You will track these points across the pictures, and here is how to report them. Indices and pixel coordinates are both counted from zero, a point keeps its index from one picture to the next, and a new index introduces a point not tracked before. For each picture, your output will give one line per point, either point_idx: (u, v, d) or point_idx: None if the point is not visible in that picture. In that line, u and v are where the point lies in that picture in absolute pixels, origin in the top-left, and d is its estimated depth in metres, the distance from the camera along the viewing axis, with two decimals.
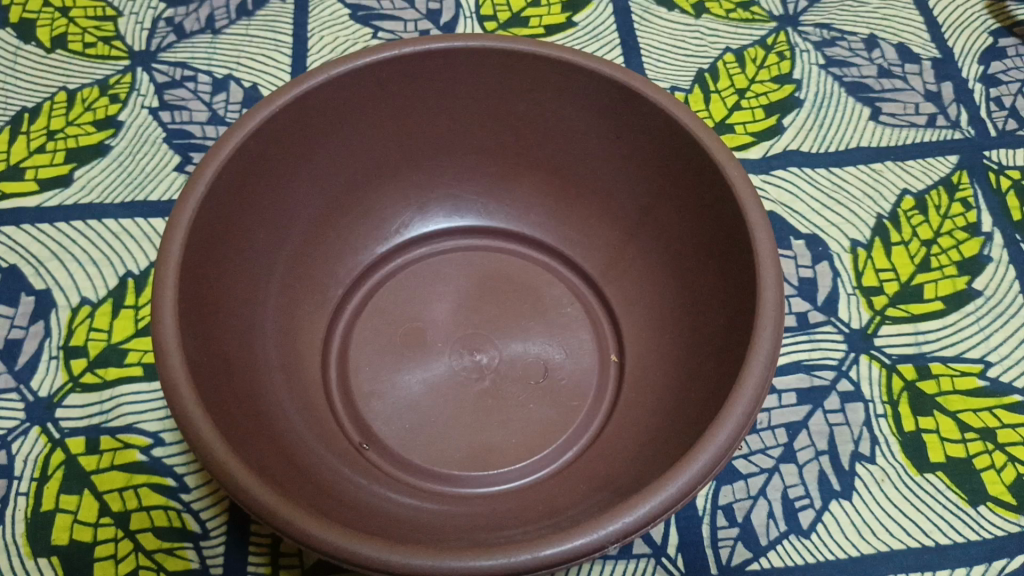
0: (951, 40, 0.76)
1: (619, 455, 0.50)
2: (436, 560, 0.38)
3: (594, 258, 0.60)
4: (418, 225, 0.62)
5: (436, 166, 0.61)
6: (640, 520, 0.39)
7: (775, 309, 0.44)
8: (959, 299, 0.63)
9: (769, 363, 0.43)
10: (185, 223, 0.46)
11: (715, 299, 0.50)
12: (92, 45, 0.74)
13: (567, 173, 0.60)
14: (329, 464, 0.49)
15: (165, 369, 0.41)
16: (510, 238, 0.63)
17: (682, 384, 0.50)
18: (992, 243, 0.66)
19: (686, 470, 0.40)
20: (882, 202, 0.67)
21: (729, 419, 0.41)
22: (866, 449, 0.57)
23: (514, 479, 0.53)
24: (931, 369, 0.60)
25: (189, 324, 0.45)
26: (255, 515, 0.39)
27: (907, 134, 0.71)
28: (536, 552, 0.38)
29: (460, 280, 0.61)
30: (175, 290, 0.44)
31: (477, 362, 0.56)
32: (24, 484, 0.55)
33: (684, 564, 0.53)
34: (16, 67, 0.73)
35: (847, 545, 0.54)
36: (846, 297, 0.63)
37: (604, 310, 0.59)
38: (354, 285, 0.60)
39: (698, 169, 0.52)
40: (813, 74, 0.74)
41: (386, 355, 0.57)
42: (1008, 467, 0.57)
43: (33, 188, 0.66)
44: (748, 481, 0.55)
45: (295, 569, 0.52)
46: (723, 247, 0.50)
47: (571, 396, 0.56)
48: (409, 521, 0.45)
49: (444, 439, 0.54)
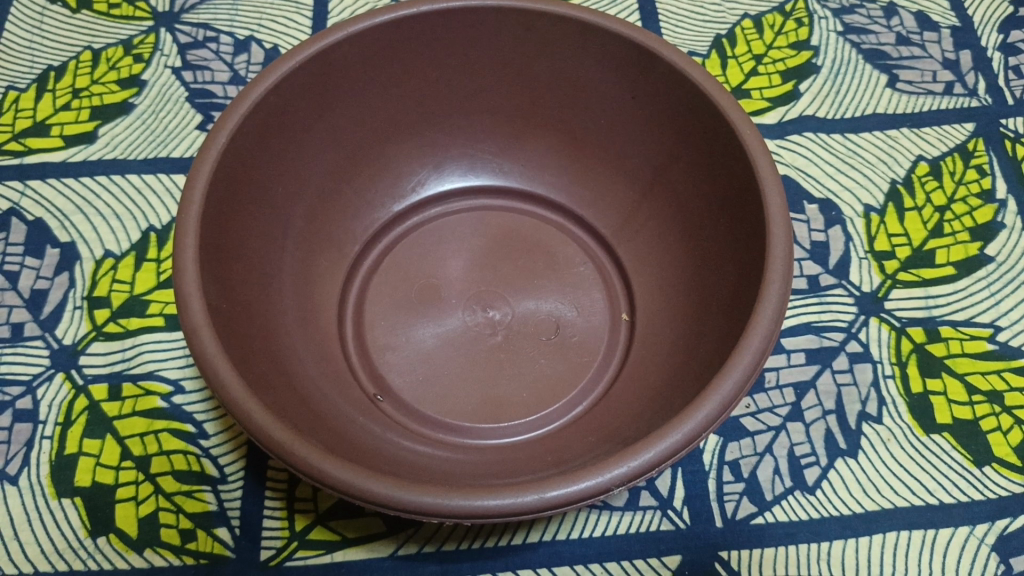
0: (971, 8, 0.76)
1: (628, 408, 0.50)
2: (445, 500, 0.38)
3: (607, 218, 0.61)
4: (434, 184, 0.64)
5: (452, 121, 0.61)
6: (646, 464, 0.40)
7: (785, 264, 0.45)
8: (971, 264, 0.63)
9: (776, 316, 0.43)
10: (206, 172, 0.47)
11: (724, 256, 0.51)
12: (116, 6, 0.75)
13: (584, 129, 0.60)
14: (342, 410, 0.50)
15: (185, 313, 0.42)
16: (526, 198, 0.64)
17: (692, 339, 0.50)
18: (1006, 210, 0.66)
19: (691, 417, 0.41)
20: (896, 167, 0.68)
21: (735, 369, 0.42)
22: (873, 409, 0.58)
23: (524, 432, 0.54)
24: (940, 332, 0.60)
25: (209, 272, 0.46)
26: (271, 454, 0.40)
27: (924, 102, 0.71)
28: (543, 493, 0.39)
29: (474, 238, 0.62)
30: (196, 236, 0.44)
31: (489, 318, 0.57)
32: (48, 428, 0.56)
33: (689, 517, 0.54)
34: (42, 26, 0.74)
35: (852, 502, 0.55)
36: (857, 261, 0.63)
37: (615, 269, 0.60)
38: (371, 242, 0.61)
39: (709, 128, 0.52)
40: (831, 41, 0.74)
41: (401, 310, 0.58)
42: (1015, 429, 0.57)
43: (59, 144, 0.68)
44: (755, 438, 0.56)
45: (309, 514, 0.53)
46: (735, 204, 0.50)
47: (582, 352, 0.57)
48: (420, 465, 0.46)
49: (456, 390, 0.55)
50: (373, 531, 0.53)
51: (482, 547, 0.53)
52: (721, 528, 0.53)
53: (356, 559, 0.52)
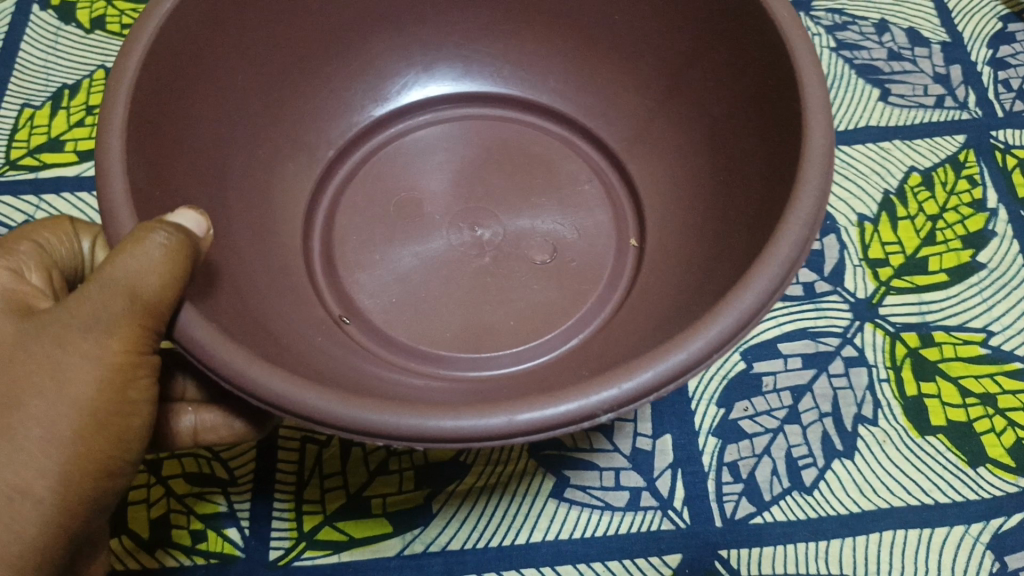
0: (961, 24, 0.78)
1: (635, 330, 0.47)
2: (390, 419, 0.35)
3: (618, 131, 0.61)
4: (420, 87, 0.64)
5: (435, 78, 0.64)
6: (644, 385, 0.35)
7: (822, 162, 0.41)
8: (963, 271, 0.65)
9: (808, 223, 0.39)
10: (142, 47, 0.45)
11: (752, 163, 0.47)
12: (129, 26, 0.77)
13: (572, 99, 0.62)
14: (298, 330, 0.48)
15: (103, 174, 0.40)
16: (525, 108, 0.64)
17: (712, 255, 0.47)
18: (997, 219, 0.67)
19: (709, 327, 0.36)
20: (889, 178, 0.69)
21: (761, 279, 0.38)
22: (869, 412, 0.59)
23: (509, 363, 0.52)
24: (934, 337, 0.62)
25: (139, 146, 0.43)
26: (191, 353, 0.37)
27: (916, 115, 0.73)
28: (513, 415, 0.35)
29: (465, 146, 0.63)
30: (126, 104, 0.43)
31: (476, 236, 0.57)
32: None
33: (689, 518, 0.55)
34: (57, 46, 0.76)
35: (849, 501, 0.56)
36: (852, 268, 0.65)
37: (624, 185, 0.60)
38: (348, 150, 0.62)
39: (751, 27, 0.48)
40: (825, 57, 0.76)
41: (376, 226, 0.59)
42: (1008, 431, 0.58)
43: (73, 159, 0.70)
44: (753, 440, 0.57)
45: (317, 516, 0.55)
46: (768, 99, 0.47)
47: (582, 280, 0.56)
48: (388, 389, 0.43)
49: (435, 318, 0.54)
50: (380, 532, 0.55)
51: (487, 548, 0.54)
52: (721, 528, 0.55)
53: (364, 558, 0.54)
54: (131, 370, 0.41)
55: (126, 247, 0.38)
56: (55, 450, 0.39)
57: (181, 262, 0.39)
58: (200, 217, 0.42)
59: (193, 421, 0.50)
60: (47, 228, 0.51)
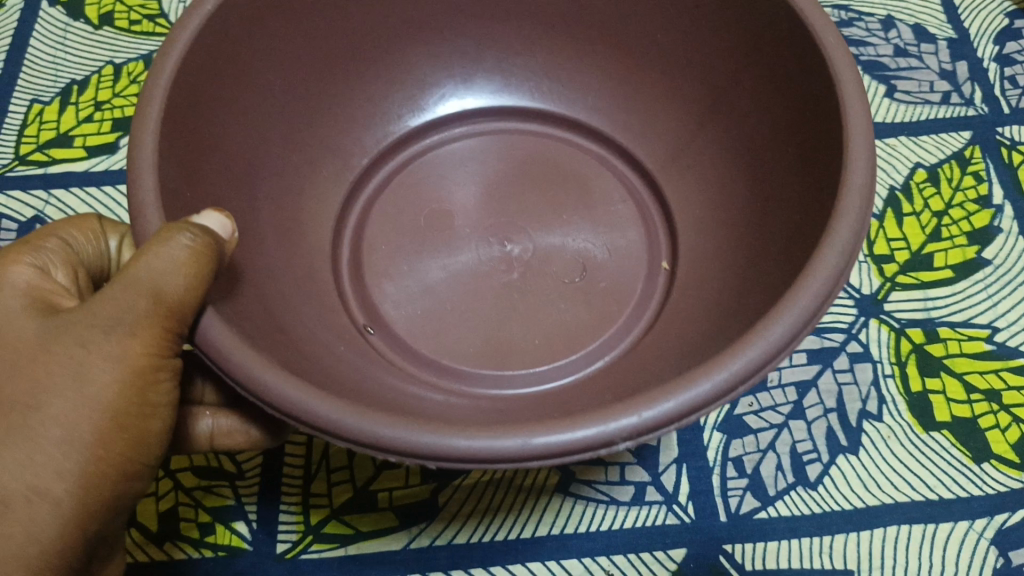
0: (968, 21, 0.78)
1: (665, 352, 0.48)
2: (419, 442, 0.35)
3: (653, 151, 0.61)
4: (459, 98, 0.64)
5: (473, 90, 0.64)
6: (671, 414, 0.35)
7: (863, 196, 0.41)
8: (968, 267, 0.65)
9: (843, 253, 0.39)
10: (175, 54, 0.45)
11: (789, 188, 0.47)
12: (137, 22, 0.77)
13: (596, 106, 0.63)
14: (323, 339, 0.48)
15: (135, 182, 0.41)
16: (565, 124, 0.64)
17: (744, 277, 0.47)
18: (1003, 215, 0.67)
19: (737, 355, 0.36)
20: (894, 175, 0.69)
21: (790, 311, 0.37)
22: (874, 407, 0.59)
23: (535, 382, 0.52)
24: (938, 333, 0.62)
25: (171, 152, 0.44)
26: (209, 357, 0.38)
27: (921, 111, 0.73)
28: (529, 439, 0.34)
29: (501, 161, 0.63)
30: (159, 109, 0.43)
31: (506, 252, 0.57)
32: None
33: (694, 512, 0.55)
34: (65, 42, 0.76)
35: (853, 496, 0.56)
36: (858, 264, 0.65)
37: (657, 207, 0.60)
38: (378, 162, 0.62)
39: (793, 46, 0.48)
40: None
41: (410, 241, 0.59)
42: (1013, 427, 0.58)
43: (81, 154, 0.70)
44: (758, 435, 0.58)
45: (323, 509, 0.55)
46: (811, 125, 0.47)
47: (614, 300, 0.56)
48: (422, 408, 0.43)
49: (456, 331, 0.54)
50: (385, 525, 0.55)
51: (492, 542, 0.54)
52: (725, 522, 0.55)
53: (370, 552, 0.54)
54: (154, 373, 0.41)
55: (154, 243, 0.39)
56: (75, 452, 0.39)
57: (204, 264, 0.40)
58: (225, 220, 0.43)
59: (210, 426, 0.51)
60: (80, 228, 0.51)
